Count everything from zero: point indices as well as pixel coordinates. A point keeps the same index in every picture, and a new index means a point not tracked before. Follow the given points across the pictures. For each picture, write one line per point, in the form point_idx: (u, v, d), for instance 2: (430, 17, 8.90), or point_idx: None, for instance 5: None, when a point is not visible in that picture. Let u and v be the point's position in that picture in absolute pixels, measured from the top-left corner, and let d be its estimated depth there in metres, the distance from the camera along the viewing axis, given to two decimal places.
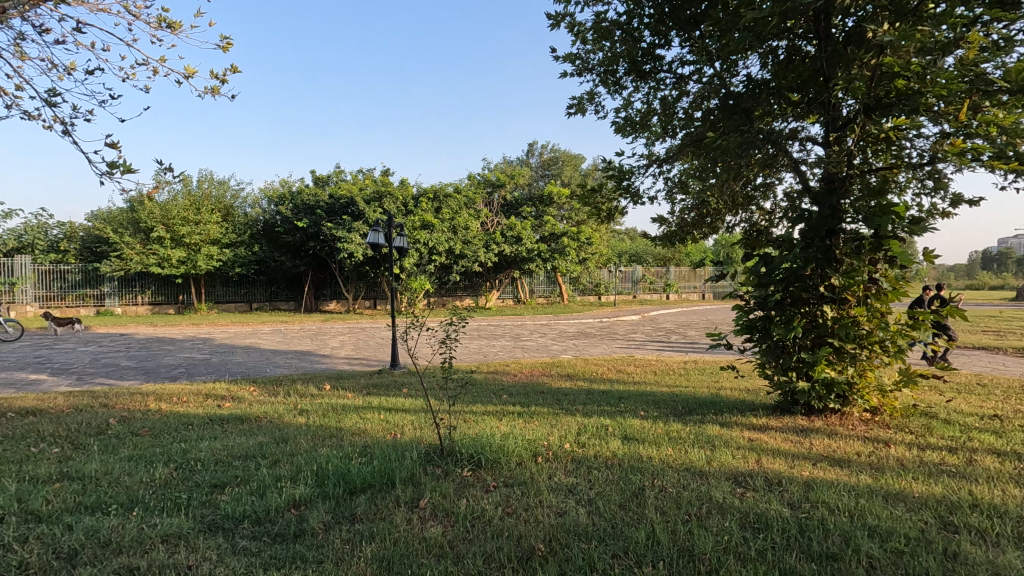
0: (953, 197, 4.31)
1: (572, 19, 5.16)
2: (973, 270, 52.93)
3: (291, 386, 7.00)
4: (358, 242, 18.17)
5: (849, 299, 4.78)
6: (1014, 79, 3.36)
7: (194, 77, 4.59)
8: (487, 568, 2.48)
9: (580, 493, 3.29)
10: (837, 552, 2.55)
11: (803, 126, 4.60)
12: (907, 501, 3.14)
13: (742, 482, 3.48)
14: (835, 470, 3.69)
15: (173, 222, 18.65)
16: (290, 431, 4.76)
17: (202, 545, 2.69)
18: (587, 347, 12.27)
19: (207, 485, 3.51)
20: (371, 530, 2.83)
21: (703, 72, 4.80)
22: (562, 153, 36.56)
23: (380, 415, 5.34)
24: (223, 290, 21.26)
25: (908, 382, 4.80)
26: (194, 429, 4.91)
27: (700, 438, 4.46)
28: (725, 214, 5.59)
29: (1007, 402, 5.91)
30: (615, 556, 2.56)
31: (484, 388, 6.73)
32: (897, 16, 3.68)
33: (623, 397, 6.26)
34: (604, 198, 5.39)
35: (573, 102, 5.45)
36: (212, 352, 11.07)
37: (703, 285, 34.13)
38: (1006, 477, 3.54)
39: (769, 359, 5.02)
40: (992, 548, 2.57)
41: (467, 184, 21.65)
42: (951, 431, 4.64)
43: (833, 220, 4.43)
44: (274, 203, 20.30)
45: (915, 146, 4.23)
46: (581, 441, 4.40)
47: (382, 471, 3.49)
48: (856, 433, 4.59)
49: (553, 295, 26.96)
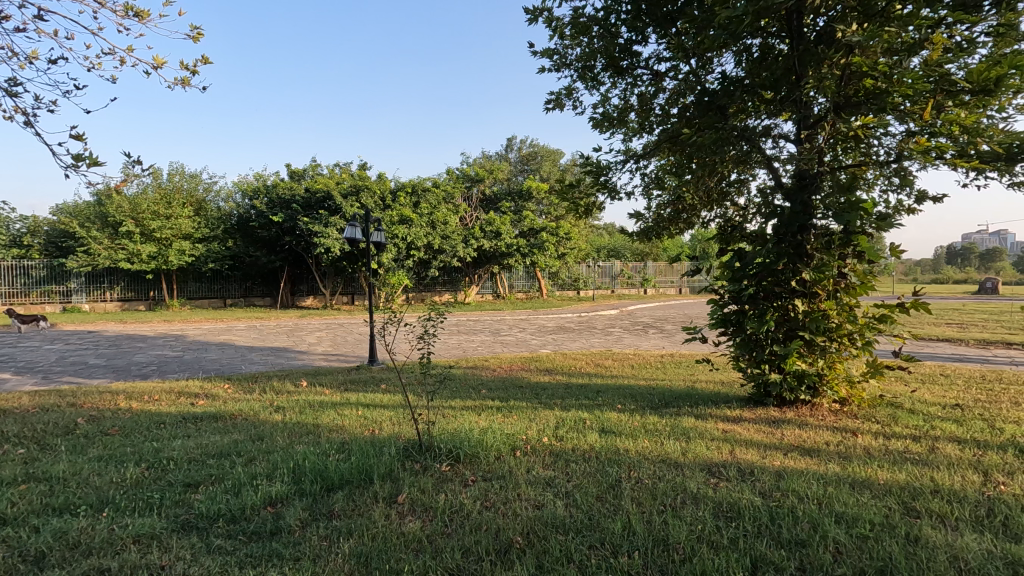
0: (917, 194, 4.44)
1: (550, 14, 5.17)
2: (937, 266, 54.66)
3: (267, 383, 6.91)
4: (335, 237, 18.00)
5: (819, 293, 4.88)
6: (975, 80, 3.48)
7: (162, 68, 4.39)
8: (465, 562, 2.49)
9: (558, 486, 3.33)
10: (805, 538, 2.63)
11: (776, 124, 4.69)
12: (873, 488, 3.25)
13: (715, 473, 3.56)
14: (805, 459, 3.79)
15: (143, 216, 18.07)
16: (267, 429, 4.69)
17: (175, 545, 2.65)
18: (565, 341, 12.40)
19: (180, 484, 3.44)
20: (349, 527, 2.82)
21: (679, 69, 4.86)
22: (541, 149, 36.93)
23: (358, 411, 5.32)
24: (197, 286, 20.85)
25: (874, 373, 4.95)
26: (167, 428, 4.80)
27: (676, 430, 4.54)
28: (701, 210, 5.67)
29: (967, 392, 6.15)
30: (591, 547, 2.60)
31: (463, 383, 6.75)
32: (865, 17, 3.79)
33: (601, 390, 6.34)
34: (582, 192, 5.44)
35: (551, 97, 5.46)
36: (185, 348, 10.86)
37: (680, 280, 34.70)
38: (966, 464, 3.68)
39: (743, 352, 5.15)
40: (951, 532, 2.68)
41: (446, 179, 21.54)
42: (915, 420, 4.81)
43: (804, 216, 4.55)
44: (248, 196, 19.81)
45: (882, 144, 4.28)
46: (559, 434, 4.43)
47: (360, 467, 3.48)
48: (826, 423, 4.72)
49: (531, 289, 27.07)
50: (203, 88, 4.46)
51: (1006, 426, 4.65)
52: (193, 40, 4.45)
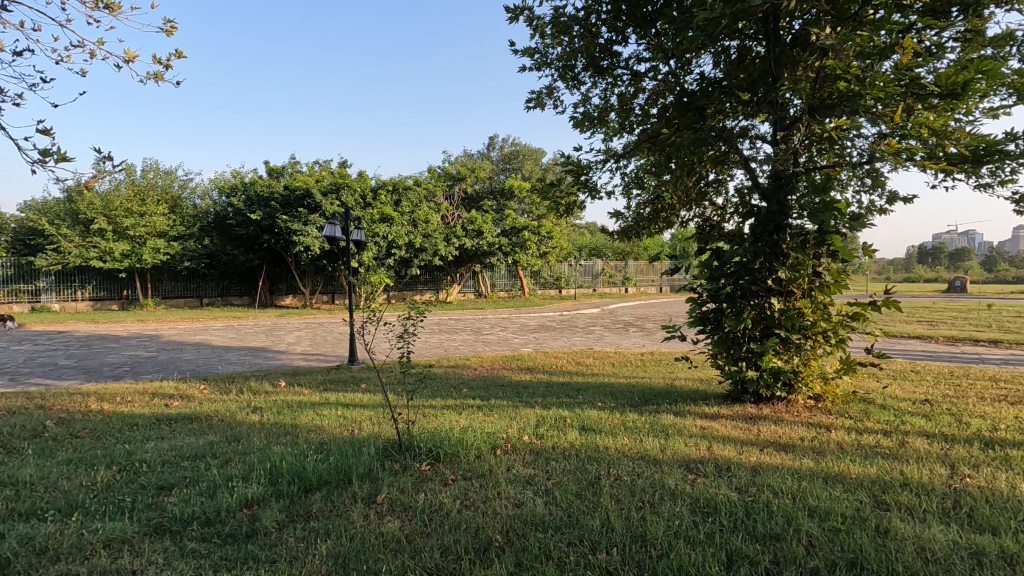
0: (888, 195, 4.55)
1: (530, 13, 5.18)
2: (909, 264, 56.08)
3: (245, 384, 6.81)
4: (315, 235, 17.82)
5: (795, 291, 4.96)
6: (944, 84, 3.57)
7: (134, 62, 4.30)
8: (444, 561, 2.48)
9: (537, 484, 3.34)
10: (780, 532, 2.68)
11: (753, 124, 4.77)
12: (845, 482, 3.33)
13: (694, 469, 3.60)
14: (781, 455, 3.86)
15: (116, 214, 17.64)
16: (243, 430, 4.62)
17: (147, 549, 2.60)
18: (547, 340, 12.44)
19: (153, 487, 3.38)
20: (326, 528, 2.80)
21: (658, 70, 4.91)
22: (523, 147, 37.08)
23: (337, 411, 5.26)
24: (172, 285, 20.46)
25: (848, 370, 5.05)
26: (139, 429, 4.70)
27: (655, 427, 4.59)
28: (680, 210, 5.73)
29: (935, 388, 6.33)
30: (570, 544, 2.62)
31: (444, 382, 6.73)
32: (838, 21, 3.86)
33: (581, 389, 6.37)
34: (563, 191, 5.46)
35: (532, 96, 5.47)
36: (159, 349, 10.65)
37: (660, 278, 35.06)
38: (935, 457, 3.78)
39: (721, 350, 5.21)
40: (919, 523, 2.76)
41: (427, 177, 21.43)
42: (886, 416, 4.94)
43: (780, 215, 4.68)
44: (225, 194, 19.45)
45: (855, 145, 4.36)
46: (539, 432, 4.46)
47: (338, 468, 3.44)
48: (801, 420, 4.81)
49: (513, 288, 27.09)
50: (177, 83, 4.38)
51: (972, 421, 4.79)
52: (167, 33, 4.38)
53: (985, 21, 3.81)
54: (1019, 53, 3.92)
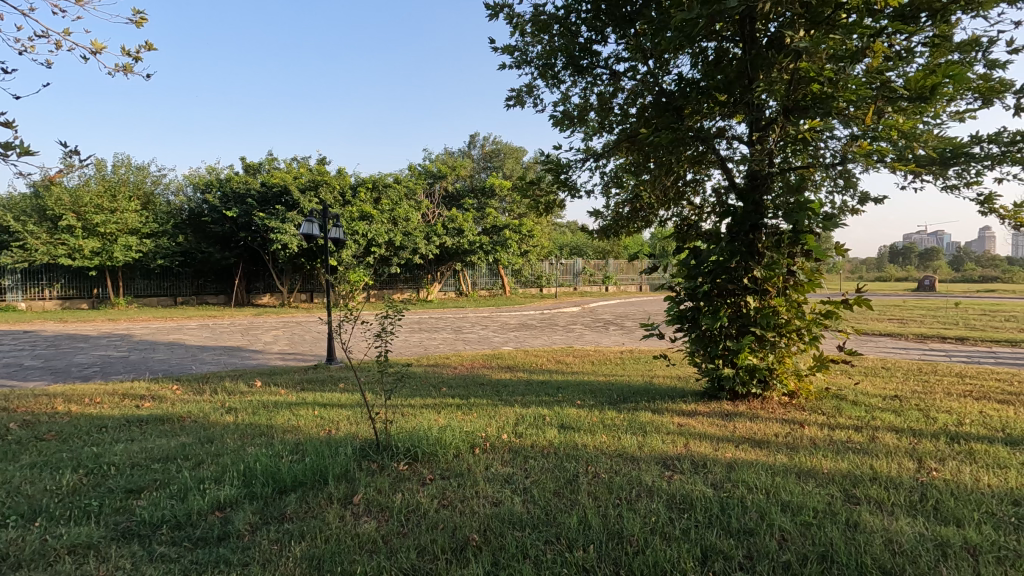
0: (860, 196, 4.64)
1: (510, 10, 5.17)
2: (881, 263, 57.54)
3: (219, 384, 6.67)
4: (293, 233, 17.59)
5: (769, 290, 5.03)
6: (913, 88, 3.64)
7: (102, 54, 4.15)
8: (420, 561, 2.47)
9: (516, 483, 3.34)
10: (753, 527, 2.72)
11: (729, 125, 4.85)
12: (817, 477, 3.39)
13: (670, 466, 3.64)
14: (755, 451, 3.93)
15: (85, 210, 17.14)
16: (216, 430, 4.54)
17: (114, 555, 2.53)
18: (527, 338, 12.48)
19: (122, 490, 3.29)
20: (300, 529, 2.76)
21: (637, 70, 4.94)
22: (504, 146, 37.12)
23: (314, 411, 5.19)
24: (145, 283, 20.02)
25: (821, 367, 5.15)
26: (108, 431, 4.57)
27: (634, 425, 4.63)
28: (658, 210, 5.78)
29: (904, 384, 6.50)
30: (547, 542, 2.62)
31: (423, 381, 6.69)
32: (811, 24, 3.91)
33: (561, 387, 6.39)
34: (543, 190, 5.46)
35: (512, 94, 5.46)
36: (131, 349, 10.38)
37: (640, 277, 35.41)
38: (903, 452, 3.88)
39: (698, 348, 5.26)
40: (887, 517, 2.83)
41: (407, 175, 21.30)
42: (858, 411, 5.06)
43: (755, 215, 4.81)
44: (200, 190, 19.05)
45: (828, 147, 4.44)
46: (518, 431, 4.45)
47: (314, 468, 3.39)
48: (776, 416, 4.89)
49: (494, 287, 27.08)
50: (148, 76, 4.24)
51: (939, 416, 4.93)
52: (137, 24, 4.22)
53: (953, 27, 3.91)
54: (985, 58, 4.04)
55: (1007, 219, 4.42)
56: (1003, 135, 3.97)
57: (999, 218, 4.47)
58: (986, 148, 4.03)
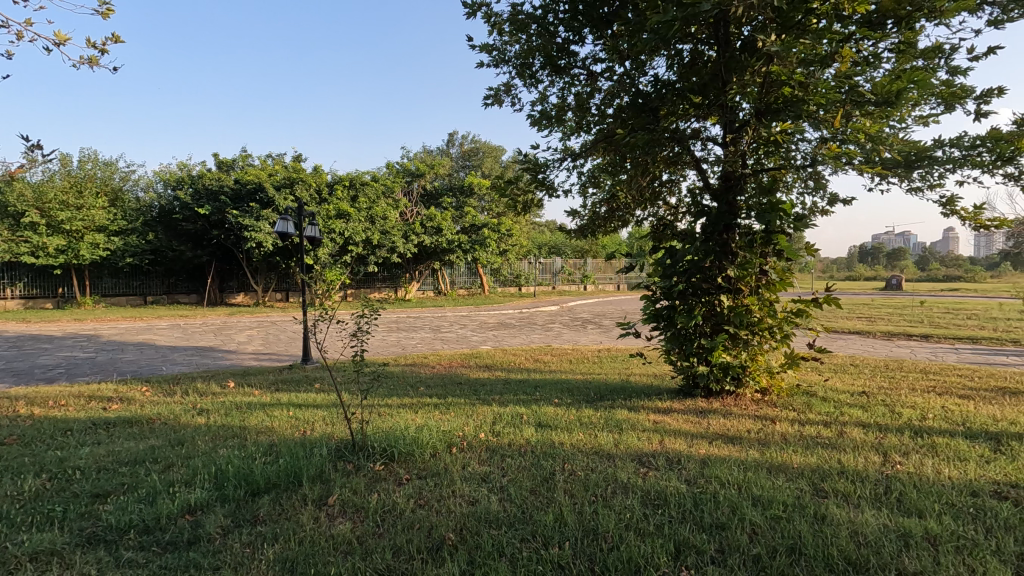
0: (830, 197, 4.76)
1: (488, 9, 5.16)
2: (851, 263, 59.09)
3: (190, 385, 6.53)
4: (268, 231, 17.32)
5: (742, 289, 5.12)
6: (880, 93, 3.73)
7: (66, 45, 4.04)
8: (395, 562, 2.45)
9: (493, 481, 3.35)
10: (725, 521, 2.77)
11: (704, 127, 4.92)
12: (787, 471, 3.47)
13: (645, 462, 3.69)
14: (728, 447, 4.00)
15: (49, 206, 16.55)
16: (188, 432, 4.45)
17: (78, 561, 2.46)
18: (506, 337, 12.50)
19: (87, 495, 3.20)
20: (274, 531, 2.73)
21: (614, 71, 4.99)
22: (482, 145, 37.06)
23: (289, 412, 5.13)
24: (113, 282, 19.47)
25: (792, 364, 5.26)
26: (73, 435, 4.44)
27: (610, 422, 4.68)
28: (635, 209, 5.83)
29: (872, 380, 6.69)
30: (523, 540, 2.63)
31: (401, 381, 6.65)
32: (783, 28, 3.96)
33: (538, 385, 6.43)
34: (521, 189, 5.46)
35: (489, 93, 5.45)
36: (97, 350, 10.08)
37: (617, 276, 35.78)
38: (870, 446, 3.99)
39: (673, 346, 5.33)
40: (853, 509, 2.91)
41: (385, 173, 21.14)
42: (827, 407, 5.19)
43: (729, 216, 4.90)
44: (171, 186, 18.59)
45: (800, 149, 4.53)
46: (496, 430, 4.46)
47: (287, 470, 3.35)
48: (749, 412, 5.00)
49: (472, 286, 27.00)
50: (115, 68, 4.16)
51: (904, 411, 5.09)
52: (103, 16, 4.12)
53: (917, 33, 4.02)
54: (947, 64, 4.17)
55: (967, 221, 4.58)
56: (963, 139, 4.12)
57: (960, 219, 4.62)
58: (947, 152, 4.17)
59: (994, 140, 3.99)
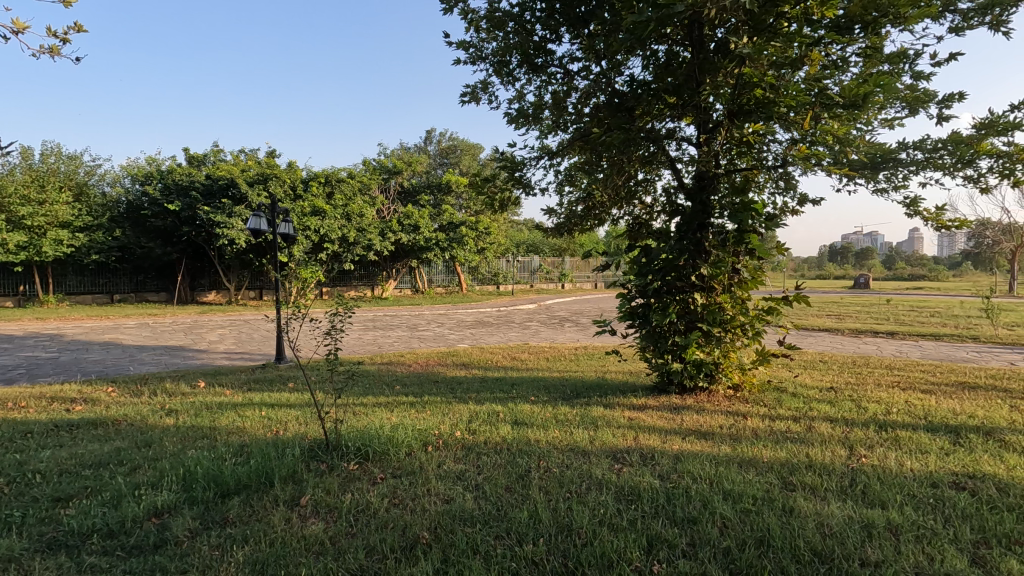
0: (799, 197, 4.87)
1: (465, 6, 5.14)
2: (822, 262, 60.55)
3: (158, 385, 6.36)
4: (240, 228, 16.99)
5: (715, 287, 5.19)
6: (848, 96, 3.81)
7: (24, 34, 3.89)
8: (368, 561, 2.43)
9: (468, 479, 3.34)
10: (696, 515, 2.81)
11: (679, 127, 4.99)
12: (757, 466, 3.54)
13: (620, 459, 3.73)
14: (701, 442, 4.07)
15: (9, 201, 15.93)
16: (155, 434, 4.33)
17: (37, 567, 2.38)
18: (484, 335, 12.48)
19: (48, 499, 3.10)
20: (242, 533, 2.67)
21: (590, 70, 5.01)
22: (460, 143, 36.88)
23: (262, 412, 5.03)
24: (78, 280, 18.86)
25: (763, 360, 5.36)
26: (33, 438, 4.28)
27: (586, 420, 4.71)
28: (611, 208, 5.88)
29: (839, 376, 6.88)
30: (498, 537, 2.64)
31: (376, 380, 6.58)
32: (755, 31, 4.02)
33: (515, 383, 6.44)
34: (498, 187, 5.44)
35: (466, 91, 5.43)
36: (60, 350, 9.74)
37: (595, 275, 36.04)
38: (837, 440, 4.10)
39: (648, 343, 5.39)
40: (820, 502, 2.98)
41: (362, 169, 20.92)
42: (796, 403, 5.31)
43: (703, 214, 4.97)
44: (139, 181, 18.08)
45: (771, 150, 4.63)
46: (472, 428, 4.45)
47: (259, 470, 3.29)
48: (721, 408, 5.09)
49: (450, 284, 26.87)
50: (77, 59, 4.03)
51: (870, 405, 5.24)
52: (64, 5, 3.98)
53: (883, 39, 4.13)
54: (911, 69, 4.30)
55: (930, 221, 4.73)
56: (926, 142, 4.25)
57: (924, 219, 4.77)
58: (911, 154, 4.30)
59: (955, 143, 4.13)
